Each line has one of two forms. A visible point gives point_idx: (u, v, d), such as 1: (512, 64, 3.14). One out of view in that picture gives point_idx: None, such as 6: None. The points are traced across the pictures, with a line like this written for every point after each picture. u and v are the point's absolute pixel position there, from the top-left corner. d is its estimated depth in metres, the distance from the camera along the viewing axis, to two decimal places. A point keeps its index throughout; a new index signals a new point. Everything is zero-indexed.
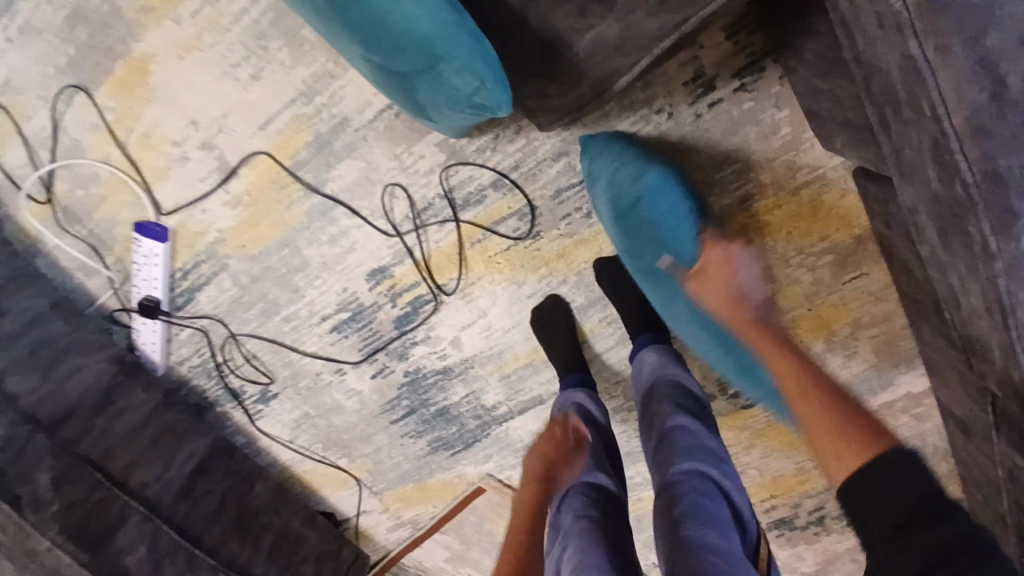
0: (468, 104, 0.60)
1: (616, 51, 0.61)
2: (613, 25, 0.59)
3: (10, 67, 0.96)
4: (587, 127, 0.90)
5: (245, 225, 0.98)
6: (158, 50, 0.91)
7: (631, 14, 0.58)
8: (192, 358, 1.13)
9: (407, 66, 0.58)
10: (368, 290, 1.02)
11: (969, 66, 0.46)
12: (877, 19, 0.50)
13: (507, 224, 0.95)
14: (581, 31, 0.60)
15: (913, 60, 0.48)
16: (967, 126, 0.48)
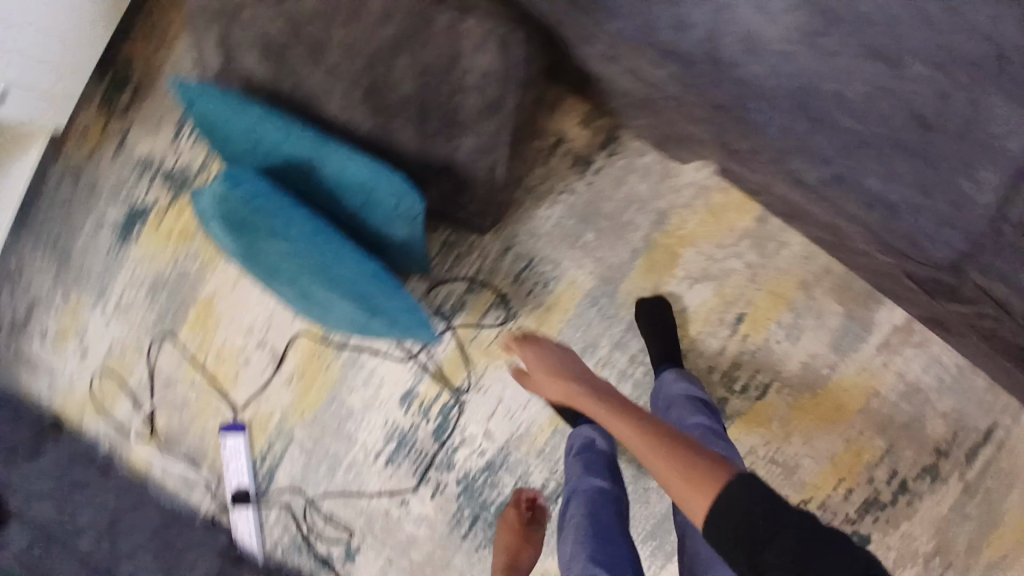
0: (398, 213, 0.89)
1: (481, 152, 0.88)
2: (468, 138, 0.86)
3: (115, 337, 1.30)
4: (515, 221, 1.17)
5: (300, 396, 1.23)
6: (218, 288, 1.23)
7: (473, 126, 0.84)
8: (283, 538, 1.28)
9: (356, 195, 0.89)
10: (404, 414, 1.22)
11: (656, 54, 0.72)
12: (602, 60, 0.80)
13: (489, 317, 1.19)
14: (452, 148, 0.87)
15: (634, 68, 0.77)
16: (679, 84, 0.74)
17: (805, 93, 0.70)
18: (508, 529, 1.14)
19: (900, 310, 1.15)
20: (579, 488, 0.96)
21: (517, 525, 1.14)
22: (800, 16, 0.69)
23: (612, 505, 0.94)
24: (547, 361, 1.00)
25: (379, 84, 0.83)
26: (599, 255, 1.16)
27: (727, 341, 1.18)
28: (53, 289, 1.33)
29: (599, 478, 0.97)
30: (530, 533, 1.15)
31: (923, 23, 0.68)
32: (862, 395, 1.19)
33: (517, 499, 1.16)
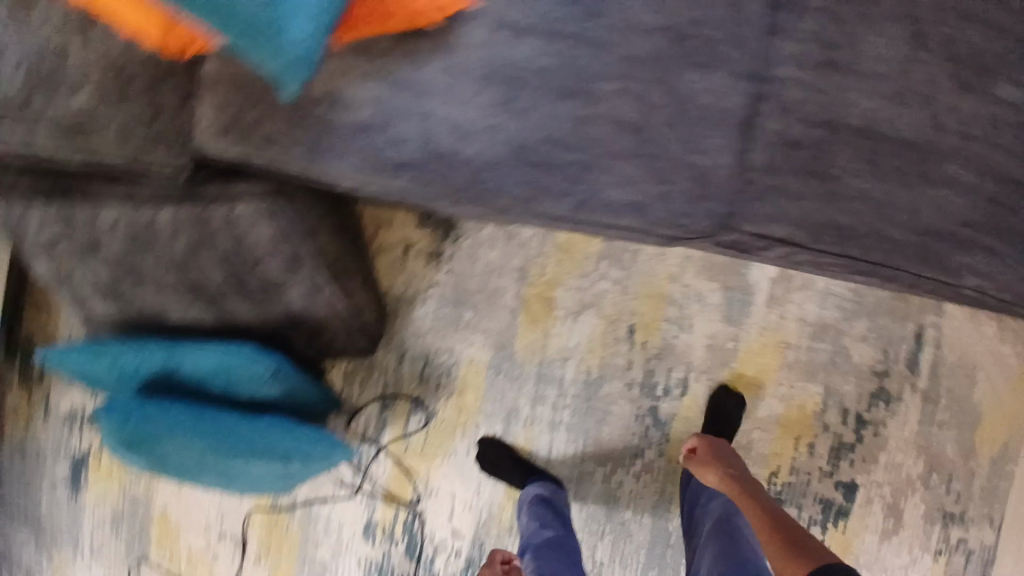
0: (262, 374, 0.97)
1: (312, 298, 0.96)
2: (293, 292, 0.95)
3: None
4: (398, 329, 1.21)
5: (274, 567, 1.26)
6: (168, 498, 1.30)
7: (292, 283, 0.93)
8: None
9: (218, 375, 0.97)
10: (373, 546, 1.23)
11: (393, 167, 0.82)
12: (360, 188, 0.88)
13: (413, 423, 1.21)
14: (281, 301, 0.96)
15: (386, 185, 0.84)
16: (423, 181, 0.82)
17: (522, 152, 0.81)
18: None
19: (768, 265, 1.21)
20: (530, 541, 1.12)
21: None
22: (490, 94, 0.80)
23: (559, 551, 1.11)
24: (719, 453, 1.13)
25: (203, 285, 0.94)
26: (484, 329, 1.22)
27: (631, 353, 1.23)
28: (29, 562, 1.37)
29: (547, 530, 1.13)
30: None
31: (592, 57, 0.81)
32: (775, 351, 1.23)
33: (492, 558, 1.17)
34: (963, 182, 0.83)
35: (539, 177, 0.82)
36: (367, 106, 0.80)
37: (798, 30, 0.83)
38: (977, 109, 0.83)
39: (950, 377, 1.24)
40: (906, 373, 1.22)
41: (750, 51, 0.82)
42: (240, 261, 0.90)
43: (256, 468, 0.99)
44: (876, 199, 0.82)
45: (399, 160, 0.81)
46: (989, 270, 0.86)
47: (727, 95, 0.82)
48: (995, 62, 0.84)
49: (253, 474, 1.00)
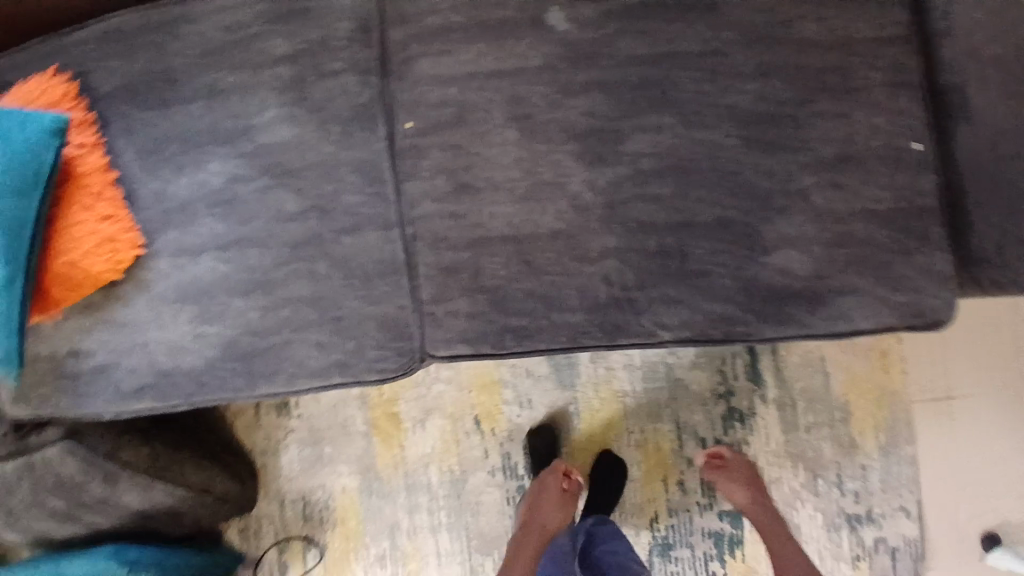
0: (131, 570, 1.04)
1: (148, 496, 1.06)
2: (129, 499, 1.04)
3: None
4: (270, 481, 1.32)
5: None
6: None
7: (123, 491, 1.03)
8: None
9: None
10: None
11: (128, 395, 0.92)
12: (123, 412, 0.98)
13: (310, 560, 1.30)
14: (118, 507, 1.04)
15: (128, 411, 0.93)
16: (153, 398, 0.91)
17: (226, 352, 0.90)
18: (538, 492, 1.14)
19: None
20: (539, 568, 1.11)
21: (552, 491, 1.14)
22: (186, 312, 0.91)
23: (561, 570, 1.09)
24: (749, 473, 1.15)
25: (55, 511, 1.01)
26: (345, 459, 1.30)
27: (484, 443, 1.28)
28: None
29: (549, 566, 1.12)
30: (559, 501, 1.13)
31: (258, 252, 0.90)
32: (616, 403, 1.25)
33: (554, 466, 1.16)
34: (618, 248, 0.85)
35: (247, 368, 0.90)
36: (98, 349, 0.92)
37: (428, 160, 0.89)
38: (615, 175, 0.87)
39: (800, 376, 1.22)
40: (750, 388, 1.22)
41: (392, 196, 0.90)
42: (65, 491, 0.99)
43: None
44: (539, 292, 0.86)
45: (131, 388, 0.91)
46: (683, 321, 0.84)
47: (381, 243, 0.89)
48: (615, 124, 0.87)
49: None
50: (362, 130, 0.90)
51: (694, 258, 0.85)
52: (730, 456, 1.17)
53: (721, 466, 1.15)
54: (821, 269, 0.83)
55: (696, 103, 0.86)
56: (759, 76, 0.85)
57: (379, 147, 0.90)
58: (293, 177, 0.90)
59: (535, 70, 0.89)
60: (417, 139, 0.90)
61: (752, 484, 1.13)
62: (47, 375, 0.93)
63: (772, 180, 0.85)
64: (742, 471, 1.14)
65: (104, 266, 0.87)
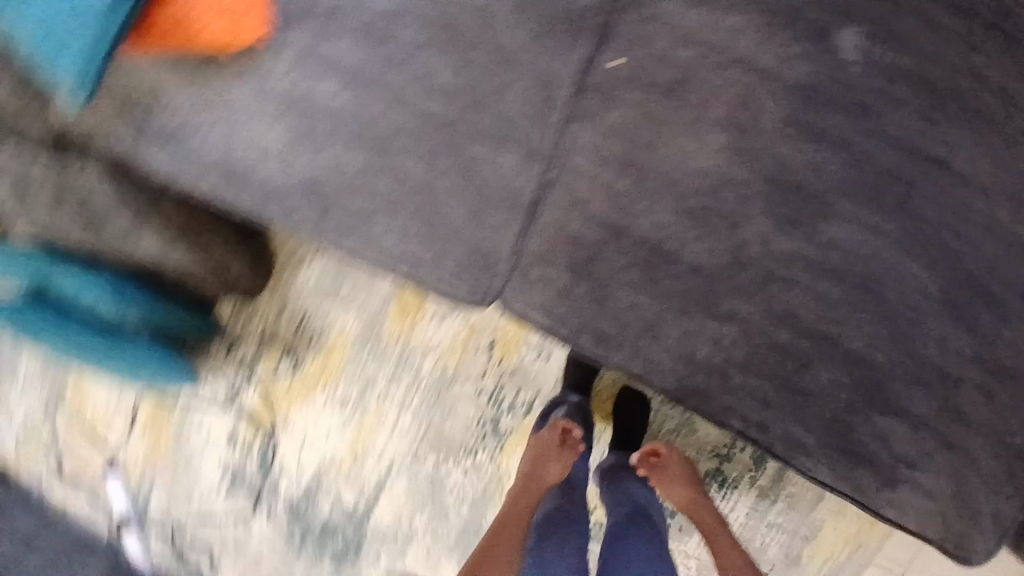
0: (124, 307, 1.10)
1: (166, 250, 1.03)
2: (145, 251, 1.03)
3: (21, 412, 1.59)
4: (284, 285, 1.34)
5: (154, 436, 1.51)
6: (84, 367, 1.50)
7: (148, 239, 1.01)
8: (162, 559, 1.56)
9: (83, 295, 1.09)
10: (235, 453, 1.44)
11: (199, 169, 0.86)
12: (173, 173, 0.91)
13: (282, 366, 1.37)
14: (130, 252, 1.03)
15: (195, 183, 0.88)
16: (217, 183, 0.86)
17: (306, 188, 0.83)
18: (536, 446, 1.16)
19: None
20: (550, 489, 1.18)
21: (549, 445, 1.15)
22: (285, 125, 0.81)
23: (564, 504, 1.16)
24: (685, 468, 1.14)
25: (66, 226, 0.99)
26: (358, 304, 1.32)
27: (486, 365, 1.29)
28: None
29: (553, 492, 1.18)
30: (556, 454, 1.15)
31: (388, 106, 0.78)
32: (637, 406, 1.23)
33: (552, 423, 1.15)
34: (743, 320, 0.76)
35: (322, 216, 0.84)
36: (182, 107, 0.83)
37: (615, 112, 0.76)
38: (794, 247, 0.75)
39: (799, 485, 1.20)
40: (749, 466, 1.21)
41: (556, 133, 0.78)
42: (88, 215, 0.98)
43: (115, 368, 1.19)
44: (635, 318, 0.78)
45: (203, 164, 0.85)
46: (755, 420, 0.79)
47: (517, 174, 0.78)
48: (830, 195, 0.73)
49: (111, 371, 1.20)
50: (561, 38, 0.75)
51: (808, 377, 0.77)
52: (673, 453, 1.14)
53: (657, 462, 1.14)
54: (913, 458, 0.77)
55: (924, 229, 0.73)
56: (1002, 242, 0.73)
57: (569, 68, 0.76)
58: (465, 46, 0.76)
59: (791, 84, 0.73)
60: (614, 79, 0.76)
61: (685, 478, 1.13)
62: (119, 104, 0.85)
63: (940, 352, 0.74)
64: (677, 468, 1.13)
65: (218, 32, 0.73)
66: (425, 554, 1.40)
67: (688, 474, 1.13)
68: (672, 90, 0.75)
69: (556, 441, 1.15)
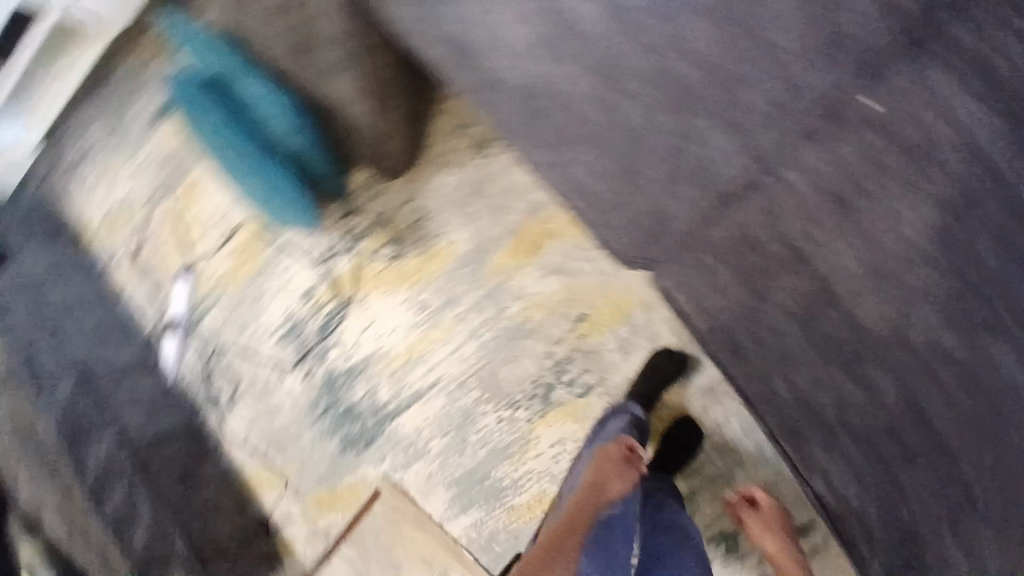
0: (291, 131, 1.21)
1: (357, 93, 1.14)
2: (339, 87, 1.15)
3: (127, 185, 1.61)
4: (420, 179, 1.37)
5: (239, 259, 1.52)
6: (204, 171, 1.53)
7: (348, 77, 1.13)
8: (193, 373, 1.56)
9: (265, 107, 1.20)
10: (303, 307, 1.48)
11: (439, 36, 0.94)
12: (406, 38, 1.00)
13: (383, 252, 1.41)
14: (325, 83, 1.16)
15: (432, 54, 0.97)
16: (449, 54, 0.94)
17: (534, 95, 0.90)
18: (600, 459, 1.16)
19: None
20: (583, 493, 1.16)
21: (614, 460, 1.15)
22: (534, 28, 0.84)
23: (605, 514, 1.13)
24: (781, 520, 1.13)
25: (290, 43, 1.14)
26: (477, 226, 1.34)
27: (566, 334, 1.29)
28: (99, 142, 1.64)
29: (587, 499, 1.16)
30: (619, 472, 1.14)
31: (634, 53, 0.81)
32: (693, 442, 1.22)
33: (620, 439, 1.16)
34: (865, 385, 0.80)
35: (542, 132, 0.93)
36: None
37: (843, 146, 0.78)
38: (946, 344, 0.75)
39: None
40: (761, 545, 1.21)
41: (777, 143, 0.80)
42: (309, 39, 1.12)
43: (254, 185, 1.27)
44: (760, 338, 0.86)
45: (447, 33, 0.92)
46: None
47: (729, 166, 0.81)
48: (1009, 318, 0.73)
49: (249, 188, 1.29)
50: (821, 59, 0.76)
51: (896, 464, 0.80)
52: (773, 500, 1.14)
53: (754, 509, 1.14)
54: None
55: None
56: None
57: (821, 86, 0.77)
58: (740, 28, 0.77)
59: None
60: (857, 117, 0.77)
61: (783, 532, 1.12)
62: None
63: None
64: (774, 518, 1.13)
65: None
66: (425, 476, 1.44)
67: (785, 527, 1.13)
68: (908, 150, 0.75)
69: (620, 459, 1.15)
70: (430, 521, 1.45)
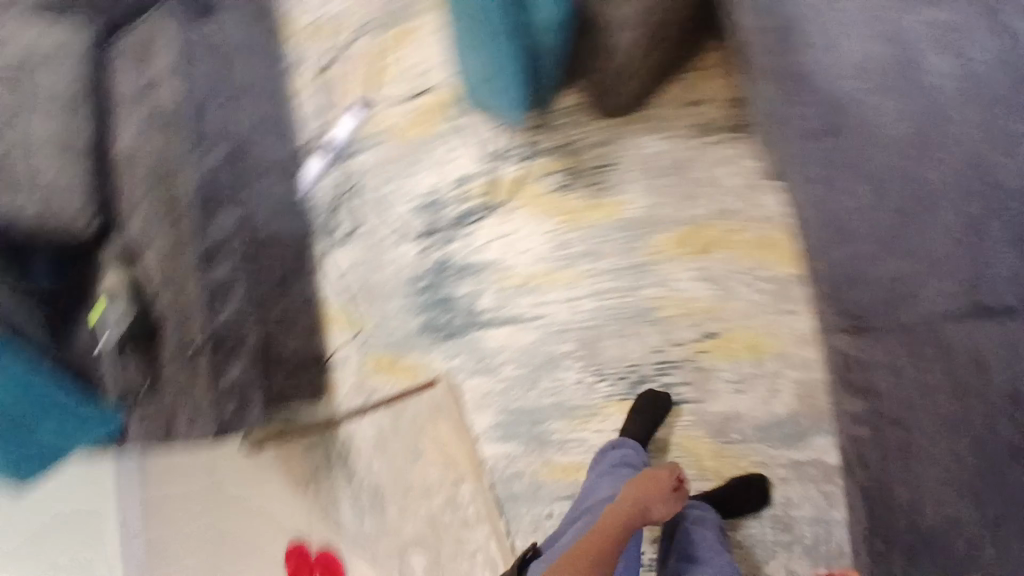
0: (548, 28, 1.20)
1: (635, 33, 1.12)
2: (621, 16, 1.11)
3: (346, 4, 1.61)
4: (623, 127, 1.32)
5: (415, 117, 1.51)
6: (427, 22, 1.51)
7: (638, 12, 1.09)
8: (325, 198, 1.61)
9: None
10: (450, 189, 1.48)
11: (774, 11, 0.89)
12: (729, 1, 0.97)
13: (551, 177, 1.39)
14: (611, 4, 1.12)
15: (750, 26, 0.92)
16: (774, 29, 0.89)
17: (837, 109, 0.84)
18: (651, 483, 1.16)
19: (833, 454, 1.20)
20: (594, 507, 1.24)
21: (663, 488, 1.16)
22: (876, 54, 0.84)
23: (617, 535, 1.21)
24: None
25: None
26: (657, 199, 1.29)
27: (687, 342, 1.29)
28: None
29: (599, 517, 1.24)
30: (664, 502, 1.15)
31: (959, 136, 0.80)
32: (754, 503, 1.23)
33: (670, 468, 1.19)
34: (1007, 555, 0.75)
35: (832, 144, 0.85)
36: None
37: None
38: None
39: None
40: None
41: None
42: None
43: (482, 59, 1.26)
44: (935, 457, 0.78)
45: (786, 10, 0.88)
46: None
47: (999, 291, 0.77)
48: None
49: (475, 56, 1.28)
50: None
51: None
52: None
53: None
54: None
55: None
56: None
57: None
58: None
59: None
60: None
61: None
62: None
63: None
64: None
65: None
66: (484, 392, 1.47)
67: None
68: None
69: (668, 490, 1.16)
70: (467, 433, 1.47)
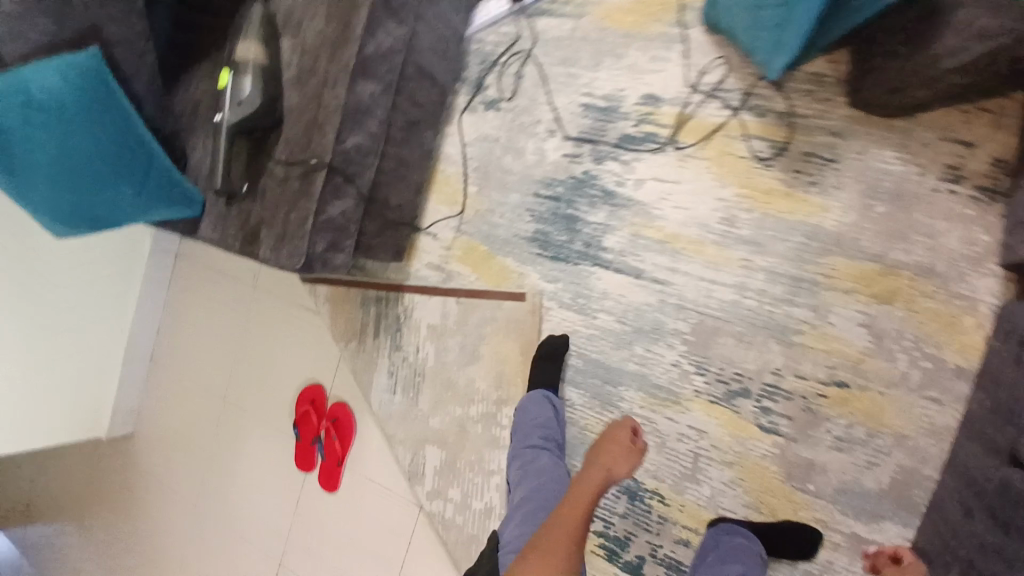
0: None
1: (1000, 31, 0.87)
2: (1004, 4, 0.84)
3: None
4: (864, 126, 1.15)
5: (631, 8, 1.31)
6: None
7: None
8: (490, 45, 1.43)
9: None
10: (634, 103, 1.29)
11: None
12: None
13: (754, 143, 1.22)
14: None
15: None
16: None
17: None
18: (608, 443, 1.13)
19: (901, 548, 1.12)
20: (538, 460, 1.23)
21: (623, 444, 1.12)
22: None
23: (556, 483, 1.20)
24: None
25: None
26: (858, 220, 1.14)
27: (811, 377, 1.18)
28: None
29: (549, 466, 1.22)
30: (624, 458, 1.10)
31: None
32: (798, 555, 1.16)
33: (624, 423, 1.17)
34: None
35: None
36: None
37: None
38: None
39: None
40: None
41: None
42: None
43: None
44: None
45: None
46: None
47: None
48: None
49: None
50: None
51: None
52: None
53: None
54: None
55: None
56: None
57: None
58: None
59: None
60: None
61: None
62: None
63: None
64: None
65: None
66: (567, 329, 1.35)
67: None
68: None
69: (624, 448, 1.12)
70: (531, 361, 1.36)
